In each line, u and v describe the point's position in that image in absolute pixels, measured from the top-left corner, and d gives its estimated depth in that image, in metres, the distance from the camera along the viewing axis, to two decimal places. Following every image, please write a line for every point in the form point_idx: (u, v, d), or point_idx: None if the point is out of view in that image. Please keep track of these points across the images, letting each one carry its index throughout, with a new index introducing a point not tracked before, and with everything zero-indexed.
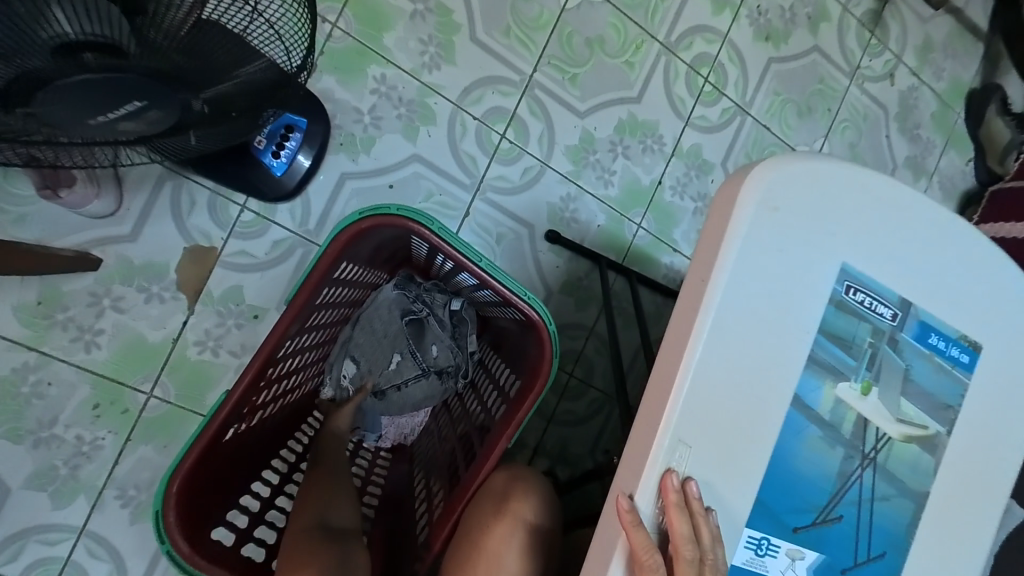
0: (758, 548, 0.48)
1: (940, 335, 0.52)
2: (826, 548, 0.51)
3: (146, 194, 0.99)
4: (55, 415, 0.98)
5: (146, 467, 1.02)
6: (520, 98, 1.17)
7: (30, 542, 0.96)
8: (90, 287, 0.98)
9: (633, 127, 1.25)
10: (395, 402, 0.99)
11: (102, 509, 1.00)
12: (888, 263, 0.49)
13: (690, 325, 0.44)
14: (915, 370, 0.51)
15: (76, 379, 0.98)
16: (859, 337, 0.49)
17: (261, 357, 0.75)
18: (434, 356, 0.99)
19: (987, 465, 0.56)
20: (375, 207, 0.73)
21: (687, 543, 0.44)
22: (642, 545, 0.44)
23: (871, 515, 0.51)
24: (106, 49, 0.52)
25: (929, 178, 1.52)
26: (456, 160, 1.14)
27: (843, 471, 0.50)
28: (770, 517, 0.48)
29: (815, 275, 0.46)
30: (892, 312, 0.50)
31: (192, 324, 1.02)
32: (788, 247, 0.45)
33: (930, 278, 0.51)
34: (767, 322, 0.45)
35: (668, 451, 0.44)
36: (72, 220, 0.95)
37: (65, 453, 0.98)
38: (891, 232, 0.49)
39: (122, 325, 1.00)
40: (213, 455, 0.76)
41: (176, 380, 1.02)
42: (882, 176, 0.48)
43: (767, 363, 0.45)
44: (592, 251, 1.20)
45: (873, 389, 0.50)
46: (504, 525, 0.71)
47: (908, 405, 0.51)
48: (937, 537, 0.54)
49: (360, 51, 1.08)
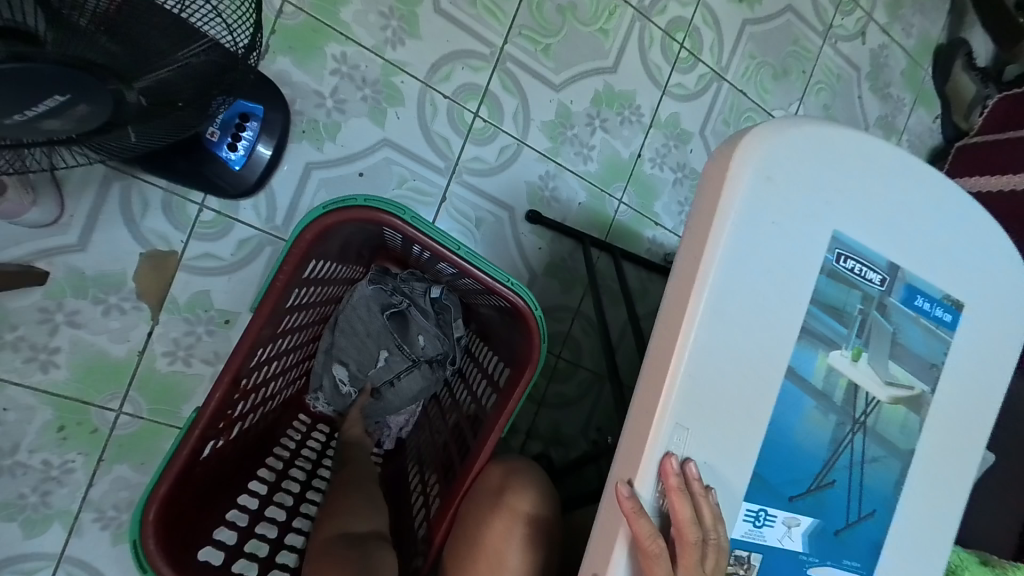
0: (756, 519, 0.44)
1: (926, 297, 0.49)
2: (821, 513, 0.47)
3: (92, 197, 0.90)
4: (15, 441, 0.91)
5: (124, 487, 0.97)
6: (492, 73, 1.11)
7: (4, 574, 0.91)
8: (38, 303, 0.90)
9: (610, 98, 1.21)
10: (385, 397, 0.96)
11: (80, 533, 0.95)
12: (881, 228, 0.46)
13: (686, 309, 0.41)
14: (903, 333, 0.49)
15: (34, 402, 0.91)
16: (851, 306, 0.46)
17: (233, 368, 0.71)
18: (421, 347, 0.96)
19: (967, 422, 0.54)
20: (343, 199, 0.68)
21: (692, 526, 0.40)
22: (646, 534, 0.39)
23: (863, 478, 0.49)
24: (16, 36, 0.46)
25: (899, 137, 1.53)
26: (429, 142, 1.08)
27: (836, 438, 0.47)
28: (770, 489, 0.44)
29: (811, 246, 0.43)
30: (880, 277, 0.47)
31: (158, 335, 0.96)
32: (782, 219, 0.42)
33: (921, 242, 0.49)
34: (766, 299, 0.42)
35: (669, 435, 0.40)
36: (8, 231, 0.87)
37: (32, 480, 0.92)
38: (884, 197, 0.47)
39: (81, 341, 0.92)
40: (193, 473, 0.72)
41: (147, 395, 0.97)
42: (873, 139, 0.46)
43: (769, 339, 0.42)
44: (575, 230, 1.17)
45: (864, 354, 0.47)
46: (503, 519, 0.69)
47: (897, 367, 0.49)
48: (923, 494, 0.52)
49: (315, 27, 1.00)
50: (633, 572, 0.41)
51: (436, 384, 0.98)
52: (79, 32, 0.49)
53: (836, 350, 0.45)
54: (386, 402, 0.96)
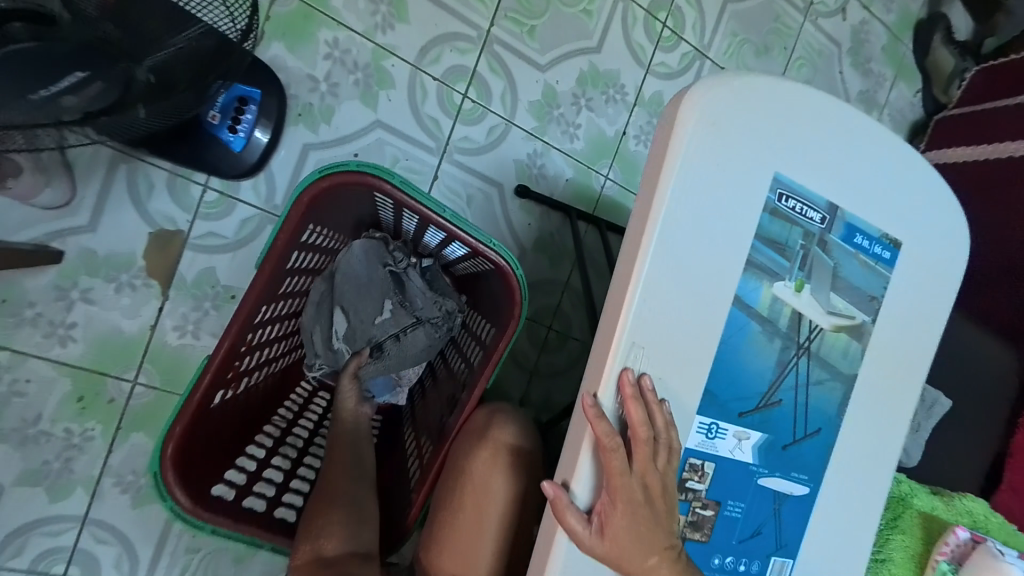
0: (708, 432, 0.52)
1: (865, 235, 0.56)
2: (769, 428, 0.55)
3: (100, 180, 0.95)
4: (38, 412, 0.97)
5: (141, 453, 1.03)
6: (479, 56, 1.15)
7: (32, 535, 0.98)
8: (54, 282, 0.95)
9: (594, 78, 1.25)
10: (383, 360, 0.98)
11: (101, 497, 1.02)
12: (815, 171, 0.53)
13: (640, 243, 0.47)
14: (843, 268, 0.56)
15: (54, 374, 0.98)
16: (793, 241, 0.53)
17: (238, 322, 0.77)
18: (422, 305, 0.99)
19: (912, 350, 0.61)
20: (335, 164, 0.73)
21: (644, 426, 0.46)
22: (604, 435, 0.45)
23: (808, 397, 0.57)
24: (37, 20, 0.53)
25: (880, 111, 1.57)
26: (420, 123, 1.13)
27: (781, 361, 0.54)
28: (719, 404, 0.52)
29: (752, 186, 0.50)
30: (822, 216, 0.54)
31: (168, 310, 1.02)
32: (726, 163, 0.48)
33: (859, 187, 0.55)
34: (711, 234, 0.49)
35: (625, 353, 0.47)
36: (23, 213, 0.92)
37: (55, 447, 0.99)
38: (821, 144, 0.53)
39: (95, 317, 0.98)
40: (204, 419, 0.80)
41: (159, 367, 1.03)
42: (811, 92, 0.52)
43: (714, 268, 0.49)
44: (562, 205, 1.22)
45: (806, 286, 0.54)
46: (488, 451, 0.76)
47: (837, 298, 0.56)
48: (866, 414, 0.59)
49: (307, 14, 1.04)
50: (596, 468, 0.47)
51: (434, 348, 1.01)
52: (88, 19, 0.57)
53: (780, 281, 0.53)
54: (384, 365, 0.98)
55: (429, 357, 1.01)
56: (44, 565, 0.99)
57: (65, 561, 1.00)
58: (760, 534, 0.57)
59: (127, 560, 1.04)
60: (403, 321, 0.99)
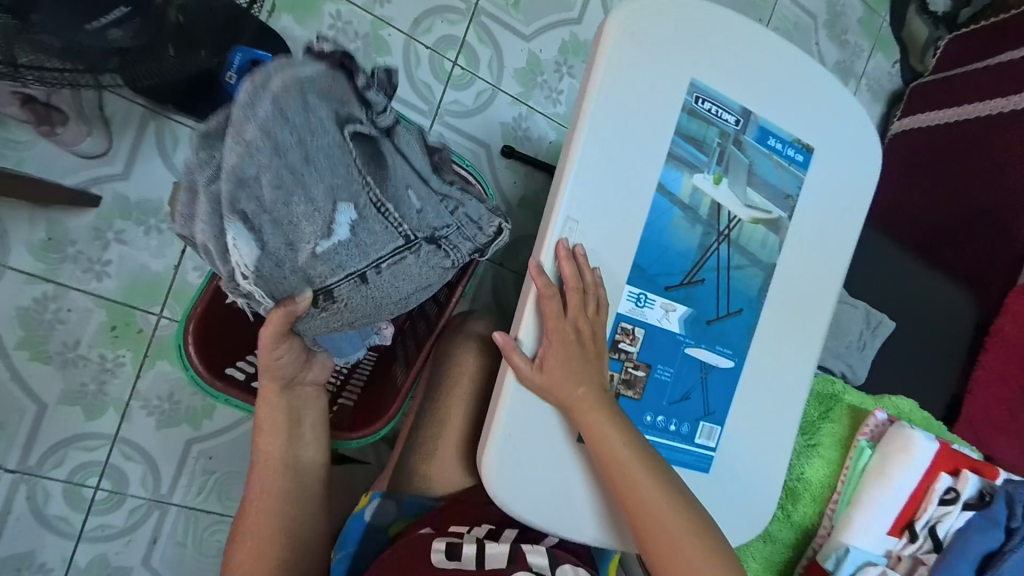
0: (637, 300, 0.68)
1: (777, 139, 0.71)
2: (694, 300, 0.71)
3: (126, 137, 1.08)
4: (77, 338, 1.10)
5: (165, 379, 1.16)
6: (468, 26, 1.27)
7: (70, 449, 1.10)
8: (92, 223, 1.09)
9: (575, 47, 1.35)
10: (356, 277, 0.75)
11: (130, 417, 1.14)
12: (723, 82, 0.67)
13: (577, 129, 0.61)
14: (758, 165, 0.71)
15: (91, 306, 1.10)
16: (710, 139, 0.67)
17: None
18: (412, 213, 0.76)
19: (823, 246, 0.77)
20: None
21: (574, 279, 0.62)
22: (544, 288, 0.62)
23: (730, 279, 0.72)
24: None
25: (857, 81, 1.63)
26: (413, 88, 1.24)
27: (703, 244, 0.69)
28: (645, 277, 0.67)
29: (672, 85, 0.64)
30: (735, 118, 0.69)
31: (189, 252, 1.15)
32: (648, 65, 0.63)
33: (768, 96, 0.70)
34: (640, 126, 0.63)
35: (561, 226, 0.62)
36: (67, 160, 1.06)
37: (91, 370, 1.12)
38: (727, 55, 0.67)
39: (127, 256, 1.11)
40: (220, 306, 0.96)
41: (182, 303, 1.16)
42: (719, 14, 0.65)
43: (640, 152, 0.63)
44: (546, 164, 1.32)
45: (724, 179, 0.69)
46: (462, 336, 1.06)
47: (755, 194, 0.71)
48: (783, 292, 0.75)
49: None
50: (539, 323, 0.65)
51: (434, 267, 0.82)
52: None
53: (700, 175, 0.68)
54: (361, 285, 0.77)
55: (426, 278, 0.82)
56: (79, 476, 1.11)
57: (98, 474, 1.12)
58: (689, 398, 0.74)
59: (152, 475, 1.16)
60: (387, 226, 0.74)
